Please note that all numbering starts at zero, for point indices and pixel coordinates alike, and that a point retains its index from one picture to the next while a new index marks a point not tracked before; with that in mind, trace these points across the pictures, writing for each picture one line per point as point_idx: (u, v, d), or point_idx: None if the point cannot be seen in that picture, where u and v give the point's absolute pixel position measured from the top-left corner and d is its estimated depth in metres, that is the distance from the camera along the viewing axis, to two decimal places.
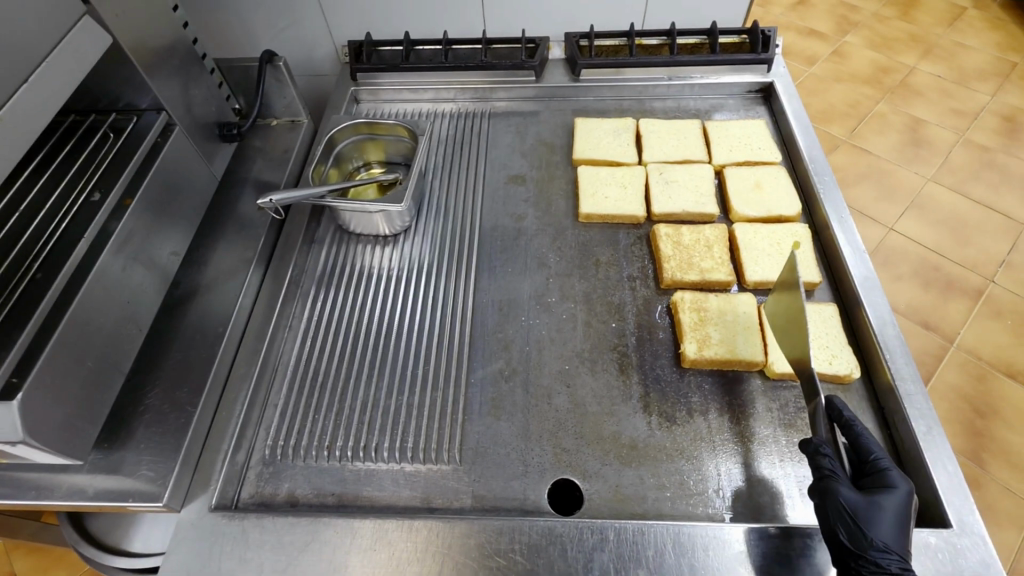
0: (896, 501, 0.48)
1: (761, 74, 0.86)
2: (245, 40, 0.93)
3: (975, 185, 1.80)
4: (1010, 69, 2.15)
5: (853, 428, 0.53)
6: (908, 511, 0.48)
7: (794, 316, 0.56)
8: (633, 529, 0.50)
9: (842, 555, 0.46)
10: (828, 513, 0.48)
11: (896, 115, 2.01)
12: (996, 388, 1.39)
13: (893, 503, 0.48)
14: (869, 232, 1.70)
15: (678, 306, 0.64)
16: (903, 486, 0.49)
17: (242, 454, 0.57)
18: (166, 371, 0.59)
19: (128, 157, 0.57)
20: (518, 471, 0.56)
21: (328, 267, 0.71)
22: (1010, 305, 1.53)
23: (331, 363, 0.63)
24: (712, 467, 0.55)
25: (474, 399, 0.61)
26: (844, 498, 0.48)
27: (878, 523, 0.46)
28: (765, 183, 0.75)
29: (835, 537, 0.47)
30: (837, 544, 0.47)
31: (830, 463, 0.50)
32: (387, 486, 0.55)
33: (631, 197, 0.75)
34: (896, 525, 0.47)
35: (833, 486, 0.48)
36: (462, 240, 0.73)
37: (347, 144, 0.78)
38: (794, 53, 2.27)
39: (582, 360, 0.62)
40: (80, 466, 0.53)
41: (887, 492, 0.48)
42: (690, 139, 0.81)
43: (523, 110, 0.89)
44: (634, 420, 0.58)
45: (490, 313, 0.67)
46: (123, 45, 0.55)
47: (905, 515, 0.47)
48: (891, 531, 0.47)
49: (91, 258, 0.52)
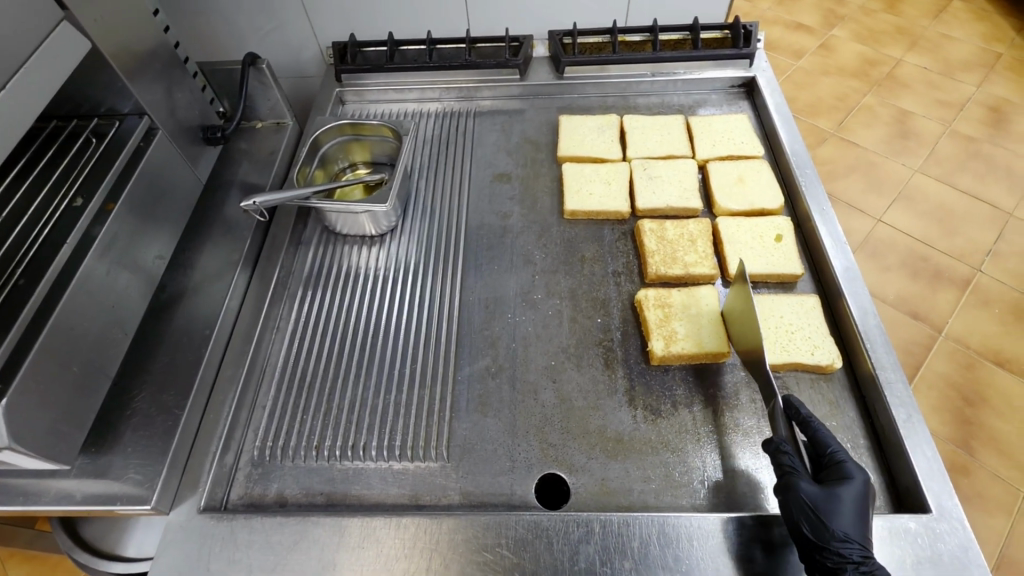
0: (854, 492, 0.49)
1: (744, 69, 0.87)
2: (229, 43, 0.93)
3: (962, 175, 1.81)
4: (994, 59, 2.17)
5: (811, 424, 0.54)
6: (865, 500, 0.49)
7: (746, 309, 0.57)
8: (618, 521, 0.51)
9: (808, 550, 0.47)
10: (791, 508, 0.49)
11: (882, 108, 2.02)
12: (985, 376, 1.41)
13: (851, 494, 0.49)
14: (857, 224, 1.72)
15: (642, 304, 0.65)
16: (859, 476, 0.50)
17: (230, 455, 0.57)
18: (153, 374, 0.59)
19: (110, 162, 0.57)
20: (505, 467, 0.56)
21: (315, 268, 0.71)
22: (998, 294, 1.54)
23: (319, 364, 0.63)
24: (698, 459, 0.56)
25: (461, 396, 0.61)
26: (805, 493, 0.48)
27: (838, 516, 0.47)
28: (748, 176, 0.75)
29: (801, 533, 0.47)
30: (801, 538, 0.47)
31: (791, 459, 0.51)
32: (376, 484, 0.56)
33: (615, 193, 0.75)
34: (855, 515, 0.48)
35: (793, 482, 0.49)
36: (448, 239, 0.74)
37: (332, 145, 0.78)
38: (782, 47, 2.28)
39: (568, 356, 0.63)
40: (68, 471, 0.53)
41: (845, 483, 0.49)
42: (673, 134, 0.82)
43: (508, 108, 0.89)
44: (619, 414, 0.59)
45: (477, 311, 0.67)
46: (103, 50, 0.55)
47: (863, 504, 0.48)
48: (852, 521, 0.48)
49: (75, 263, 0.52)
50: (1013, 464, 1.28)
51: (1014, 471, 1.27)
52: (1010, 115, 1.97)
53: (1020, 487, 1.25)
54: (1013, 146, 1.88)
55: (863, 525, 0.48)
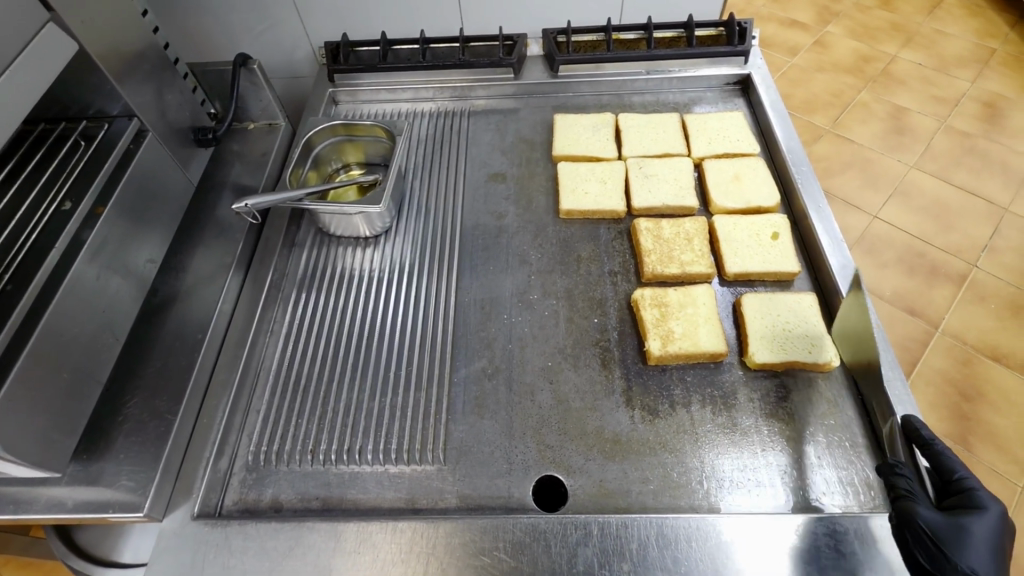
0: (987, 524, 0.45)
1: (738, 66, 0.87)
2: (220, 43, 0.92)
3: (957, 171, 1.81)
4: (988, 55, 2.17)
5: (934, 449, 0.50)
6: (1000, 534, 0.45)
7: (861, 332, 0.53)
8: (616, 522, 0.51)
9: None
10: (906, 534, 0.47)
11: (877, 104, 2.02)
12: (982, 372, 1.41)
13: (984, 526, 0.45)
14: (853, 220, 1.72)
15: (639, 304, 0.64)
16: (993, 507, 0.46)
17: (224, 461, 0.57)
18: (146, 379, 0.58)
19: (99, 165, 0.56)
20: (502, 469, 0.56)
21: (309, 270, 0.71)
22: (994, 290, 1.54)
23: (314, 367, 0.63)
24: (693, 459, 0.55)
25: (457, 398, 0.60)
26: (923, 518, 0.46)
27: (965, 547, 0.44)
28: (744, 174, 0.75)
29: (915, 559, 0.45)
30: (917, 566, 0.45)
31: (907, 483, 0.49)
32: (371, 488, 0.55)
33: (611, 192, 0.75)
34: (989, 550, 0.45)
35: (911, 507, 0.47)
36: (443, 239, 0.73)
37: (325, 146, 0.77)
38: (776, 44, 2.28)
39: (565, 356, 0.62)
40: (59, 478, 0.52)
41: (974, 514, 0.46)
42: (669, 132, 0.81)
43: (503, 107, 0.88)
44: (617, 415, 0.58)
45: (473, 312, 0.67)
46: (91, 51, 0.55)
47: (997, 538, 0.45)
48: (982, 555, 0.44)
49: (64, 268, 0.51)
50: (1011, 460, 1.28)
51: (1011, 466, 1.27)
52: (1004, 110, 1.97)
53: (1017, 482, 1.25)
54: (1007, 142, 1.88)
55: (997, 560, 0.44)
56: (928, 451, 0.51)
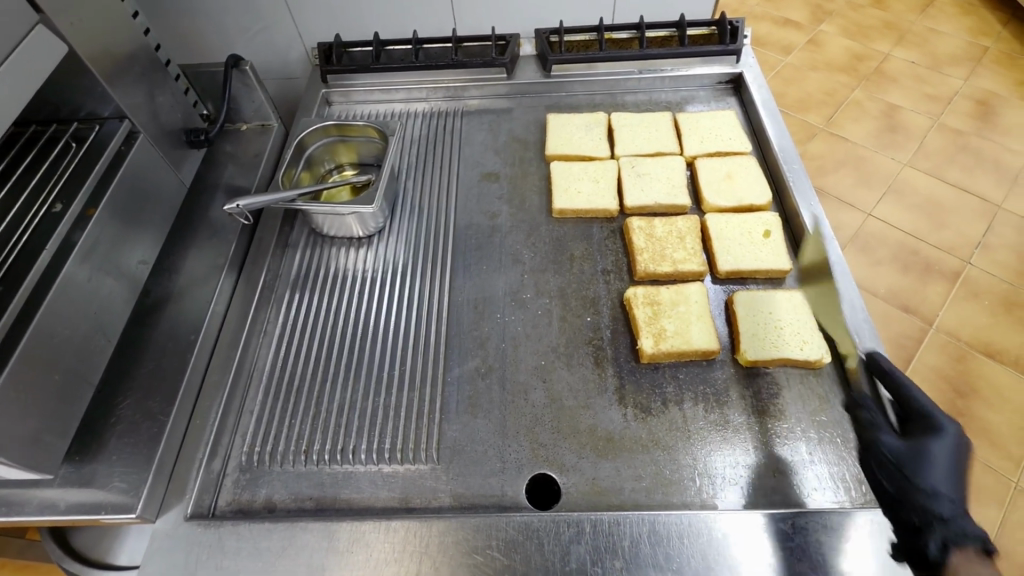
0: (945, 446, 0.47)
1: (730, 65, 0.87)
2: (213, 45, 0.92)
3: (950, 168, 1.82)
4: (981, 53, 2.18)
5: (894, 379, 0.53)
6: (960, 452, 0.47)
7: None
8: (608, 520, 0.51)
9: (897, 511, 0.47)
10: (873, 463, 0.50)
11: (871, 102, 2.03)
12: (975, 368, 1.42)
13: (942, 447, 0.47)
14: (847, 218, 1.72)
15: (631, 302, 0.64)
16: (951, 428, 0.48)
17: (218, 461, 0.57)
18: (139, 381, 0.58)
19: (89, 167, 0.56)
20: (495, 468, 0.56)
21: (302, 271, 0.71)
22: (987, 286, 1.55)
23: (308, 367, 0.63)
24: (686, 456, 0.55)
25: (450, 397, 0.61)
26: (885, 447, 0.49)
27: (924, 468, 0.47)
28: (736, 173, 0.75)
29: (884, 490, 0.48)
30: (884, 493, 0.48)
31: (871, 415, 0.52)
32: (365, 488, 0.55)
33: (604, 191, 0.75)
34: (950, 470, 0.47)
35: (873, 437, 0.50)
36: (436, 239, 0.73)
37: (318, 147, 0.77)
38: (770, 43, 2.29)
39: (558, 355, 0.62)
40: (51, 480, 0.52)
41: (934, 438, 0.48)
42: (661, 131, 0.81)
43: (496, 107, 0.89)
44: (609, 413, 0.58)
45: (466, 310, 0.67)
46: (81, 53, 0.54)
47: (958, 456, 0.47)
48: (943, 476, 0.46)
49: (55, 270, 0.51)
50: (1005, 456, 1.29)
51: (1004, 462, 1.28)
52: (997, 108, 1.98)
53: (1011, 478, 1.26)
54: (1000, 139, 1.89)
55: (959, 482, 0.46)
56: (892, 388, 0.53)
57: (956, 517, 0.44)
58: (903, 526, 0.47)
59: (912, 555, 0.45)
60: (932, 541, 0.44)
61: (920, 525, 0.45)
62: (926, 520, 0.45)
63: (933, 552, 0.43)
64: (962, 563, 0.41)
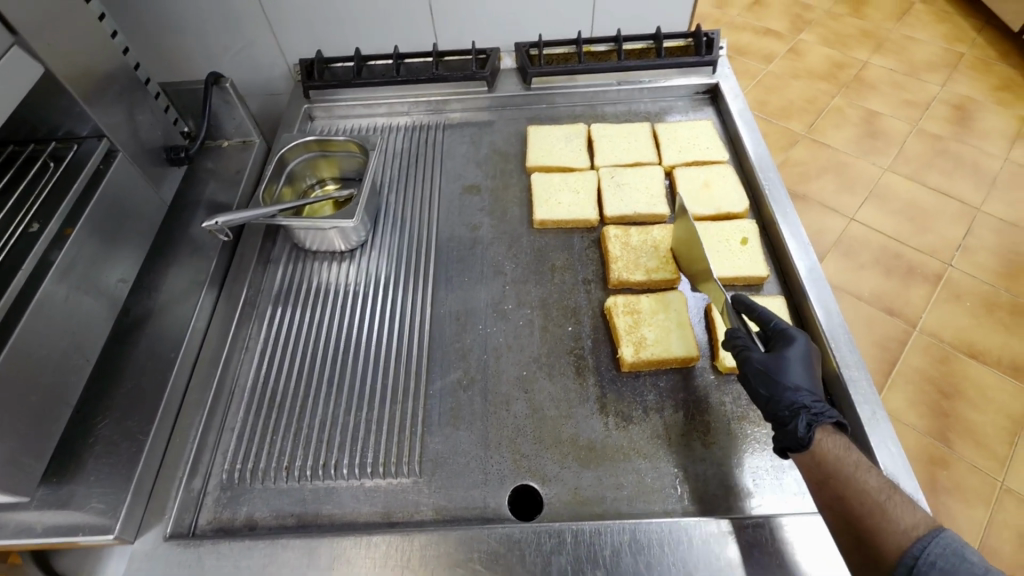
0: (799, 351, 0.55)
1: (707, 76, 0.89)
2: (194, 63, 0.93)
3: (930, 173, 1.85)
4: (957, 59, 2.23)
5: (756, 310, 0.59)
6: (809, 354, 0.55)
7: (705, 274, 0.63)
8: (590, 530, 0.51)
9: (770, 409, 0.53)
10: (750, 380, 0.55)
11: (851, 109, 2.07)
12: (959, 369, 1.43)
13: (796, 352, 0.55)
14: (830, 223, 1.75)
15: (611, 311, 0.65)
16: (800, 336, 0.56)
17: (198, 479, 0.57)
18: (118, 400, 0.58)
19: (67, 186, 0.56)
20: (478, 480, 0.56)
21: (285, 286, 0.71)
22: (968, 288, 1.58)
23: (289, 383, 0.63)
24: (668, 464, 0.56)
25: (433, 410, 0.61)
26: (756, 361, 0.54)
27: (788, 370, 0.54)
28: (713, 182, 0.76)
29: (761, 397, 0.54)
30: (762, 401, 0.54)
31: (743, 339, 0.57)
32: (347, 503, 0.55)
33: (584, 201, 0.76)
34: (804, 369, 0.54)
35: (747, 354, 0.55)
36: (419, 252, 0.74)
37: (299, 162, 0.77)
38: (752, 52, 2.32)
39: (539, 365, 0.63)
40: (27, 502, 0.52)
41: (790, 345, 0.56)
42: (640, 141, 0.83)
43: (478, 120, 0.90)
44: (591, 422, 0.59)
45: (448, 322, 0.67)
46: (57, 73, 0.54)
47: (807, 357, 0.55)
48: (801, 373, 0.54)
49: (31, 290, 0.51)
50: (990, 455, 1.30)
51: (989, 461, 1.29)
52: (973, 113, 2.02)
53: (997, 478, 1.27)
54: (977, 143, 1.93)
55: (809, 376, 0.54)
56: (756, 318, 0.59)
57: (814, 405, 0.52)
58: (772, 421, 0.53)
59: (786, 441, 0.51)
60: (801, 426, 0.50)
61: (788, 416, 0.51)
62: (794, 411, 0.51)
63: (803, 433, 0.50)
64: (823, 435, 0.51)
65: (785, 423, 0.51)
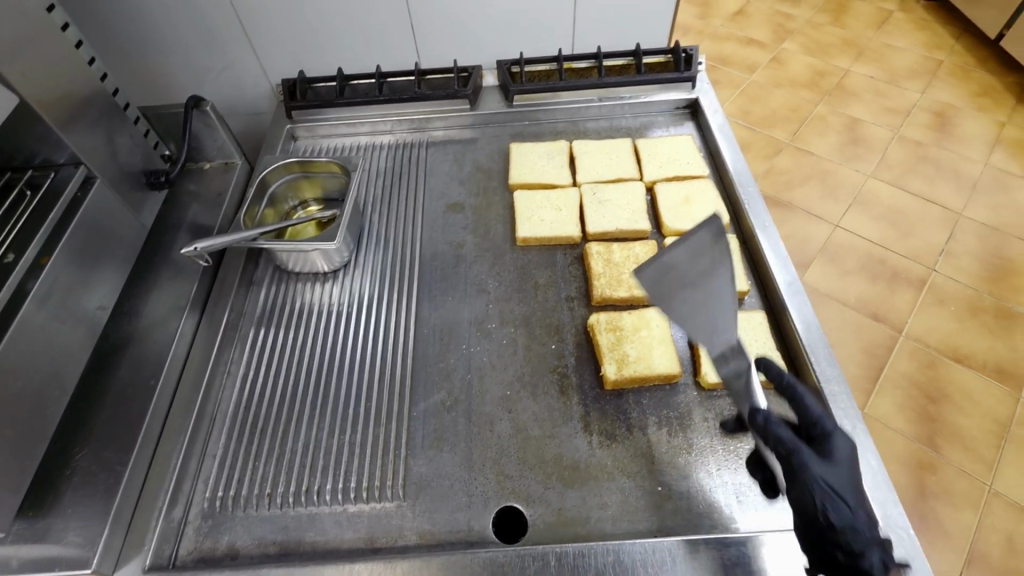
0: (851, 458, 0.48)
1: (686, 91, 0.90)
2: (177, 84, 0.93)
3: (912, 179, 1.88)
4: (936, 66, 2.27)
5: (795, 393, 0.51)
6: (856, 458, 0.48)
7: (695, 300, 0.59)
8: (574, 551, 0.51)
9: (829, 538, 0.45)
10: (803, 497, 0.46)
11: (834, 117, 2.10)
12: (945, 373, 1.45)
13: (848, 459, 0.48)
14: (816, 230, 1.77)
15: (594, 329, 0.65)
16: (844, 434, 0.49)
17: (179, 509, 0.56)
18: (96, 429, 0.57)
19: (43, 215, 0.56)
20: (462, 502, 0.56)
21: (267, 308, 0.71)
22: (952, 292, 1.60)
23: (272, 408, 0.62)
24: (652, 482, 0.56)
25: (417, 432, 0.60)
26: (814, 479, 0.46)
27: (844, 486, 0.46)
28: (694, 196, 0.77)
29: (818, 522, 0.45)
30: (818, 526, 0.45)
31: (788, 439, 0.47)
32: (330, 529, 0.55)
33: (566, 218, 0.76)
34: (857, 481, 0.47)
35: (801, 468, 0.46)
36: (402, 272, 0.74)
37: (281, 184, 0.77)
38: (735, 62, 2.35)
39: (522, 385, 0.63)
40: (3, 537, 0.51)
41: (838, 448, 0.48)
42: (621, 157, 0.83)
43: (461, 137, 0.90)
44: (575, 441, 0.59)
45: (432, 343, 0.67)
46: (32, 102, 0.54)
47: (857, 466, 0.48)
48: (855, 486, 0.47)
49: (6, 321, 0.50)
50: (977, 459, 1.31)
51: (977, 465, 1.30)
52: (953, 119, 2.06)
53: (985, 482, 1.28)
54: (957, 149, 1.96)
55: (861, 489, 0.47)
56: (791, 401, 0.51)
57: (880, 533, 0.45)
58: (829, 552, 0.45)
59: None
60: (880, 567, 0.42)
61: (859, 551, 0.43)
62: (862, 544, 0.44)
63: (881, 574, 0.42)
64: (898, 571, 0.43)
65: (854, 558, 0.44)
